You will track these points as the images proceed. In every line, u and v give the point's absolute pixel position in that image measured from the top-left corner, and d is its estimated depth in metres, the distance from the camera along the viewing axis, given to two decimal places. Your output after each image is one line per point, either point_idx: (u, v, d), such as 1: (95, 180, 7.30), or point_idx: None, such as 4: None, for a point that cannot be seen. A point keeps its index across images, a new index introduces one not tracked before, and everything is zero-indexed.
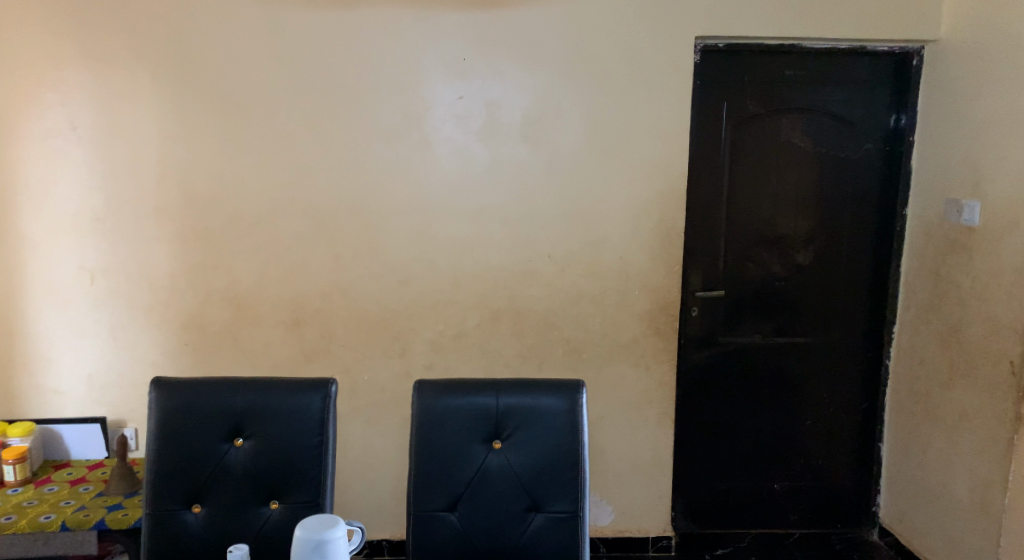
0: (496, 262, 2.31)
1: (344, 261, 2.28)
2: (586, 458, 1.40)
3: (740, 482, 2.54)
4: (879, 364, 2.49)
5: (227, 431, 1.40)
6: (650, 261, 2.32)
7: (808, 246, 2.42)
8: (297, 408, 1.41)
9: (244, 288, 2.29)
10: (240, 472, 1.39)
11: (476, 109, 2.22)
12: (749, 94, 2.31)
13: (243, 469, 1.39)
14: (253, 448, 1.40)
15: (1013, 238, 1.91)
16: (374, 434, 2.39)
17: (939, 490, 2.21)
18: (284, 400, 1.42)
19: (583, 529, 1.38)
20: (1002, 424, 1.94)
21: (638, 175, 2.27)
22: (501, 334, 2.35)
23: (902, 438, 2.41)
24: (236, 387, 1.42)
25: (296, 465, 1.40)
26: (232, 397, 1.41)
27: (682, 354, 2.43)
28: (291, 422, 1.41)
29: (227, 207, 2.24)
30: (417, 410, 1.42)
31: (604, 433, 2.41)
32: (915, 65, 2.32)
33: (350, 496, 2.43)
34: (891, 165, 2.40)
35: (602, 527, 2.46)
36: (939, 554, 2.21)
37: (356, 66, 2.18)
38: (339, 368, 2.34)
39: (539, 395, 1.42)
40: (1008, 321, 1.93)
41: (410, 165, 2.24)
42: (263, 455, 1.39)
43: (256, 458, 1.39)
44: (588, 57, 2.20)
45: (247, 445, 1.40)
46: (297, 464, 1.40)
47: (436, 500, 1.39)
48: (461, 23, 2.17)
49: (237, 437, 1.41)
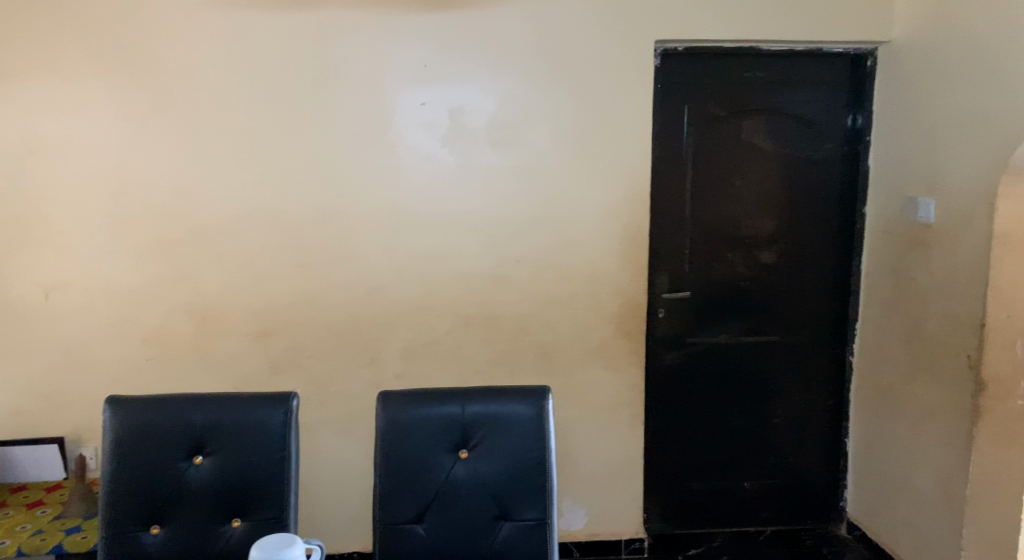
0: (464, 269, 2.29)
1: (311, 270, 2.25)
2: (554, 464, 1.42)
3: (713, 481, 2.54)
4: (844, 361, 2.52)
5: (187, 449, 1.38)
6: (619, 264, 2.32)
7: (772, 246, 2.44)
8: (259, 424, 1.39)
9: (211, 299, 2.24)
10: (200, 490, 1.36)
11: (441, 116, 2.21)
12: (711, 97, 2.32)
13: (203, 487, 1.37)
14: (214, 464, 1.38)
15: (967, 233, 1.95)
16: (344, 445, 2.35)
17: (905, 483, 2.24)
18: (245, 416, 1.40)
19: (553, 536, 1.39)
20: (963, 416, 1.97)
21: (603, 178, 2.27)
22: (472, 341, 2.33)
23: (868, 432, 2.45)
24: (195, 403, 1.40)
25: (258, 480, 1.37)
26: (192, 413, 1.39)
27: (651, 356, 2.44)
28: (252, 437, 1.39)
29: (190, 218, 2.19)
30: (383, 422, 1.42)
31: (576, 437, 2.40)
32: (870, 65, 2.36)
33: (320, 510, 2.38)
34: (850, 164, 2.43)
35: (575, 531, 2.45)
36: (906, 546, 2.24)
37: (318, 74, 2.15)
38: (308, 379, 2.30)
39: (507, 402, 1.44)
40: (966, 315, 1.96)
41: (374, 172, 2.22)
42: (224, 473, 1.37)
43: (217, 475, 1.37)
44: (551, 63, 2.19)
45: (207, 462, 1.38)
46: (259, 479, 1.38)
47: (402, 513, 1.39)
48: (424, 27, 2.15)
49: (198, 454, 1.39)
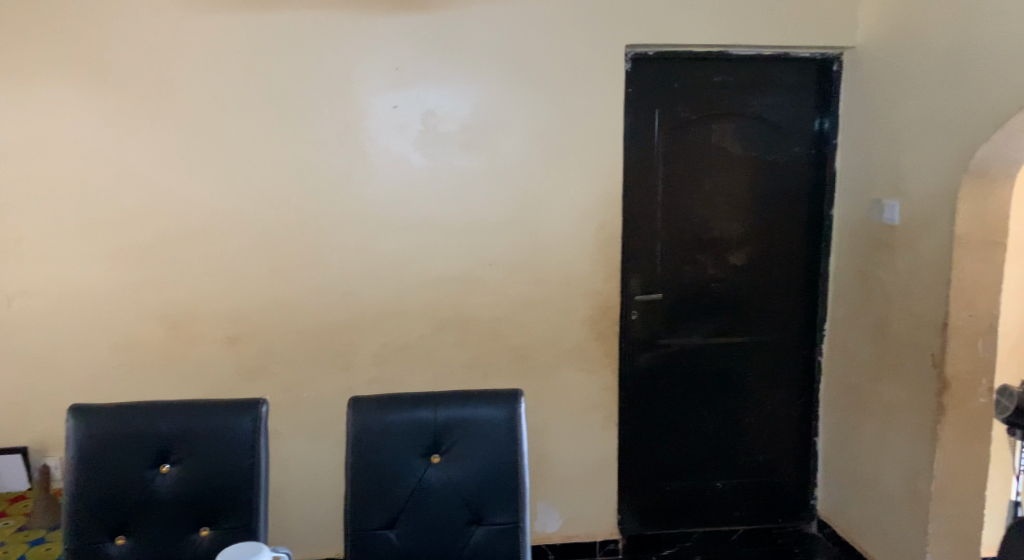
0: (437, 272, 2.28)
1: (282, 275, 2.23)
2: (526, 467, 1.45)
3: (686, 482, 2.56)
4: (813, 361, 2.56)
5: (153, 457, 1.36)
6: (592, 267, 2.33)
7: (742, 248, 2.47)
8: (227, 432, 1.38)
9: (180, 305, 2.21)
10: (167, 499, 1.35)
11: (413, 119, 2.20)
12: (681, 100, 2.35)
13: (170, 496, 1.36)
14: (181, 473, 1.37)
15: (930, 235, 1.99)
16: (317, 451, 2.33)
17: (872, 481, 2.28)
18: (212, 423, 1.39)
19: (525, 538, 1.42)
20: (927, 414, 2.01)
21: (575, 181, 2.28)
22: (446, 345, 2.32)
23: (836, 431, 2.48)
24: (161, 411, 1.38)
25: (227, 488, 1.37)
26: (158, 421, 1.37)
27: (624, 359, 2.45)
28: (220, 445, 1.38)
29: (158, 222, 2.16)
30: (354, 428, 1.43)
31: (550, 439, 2.40)
32: (836, 70, 2.40)
33: (293, 516, 2.36)
34: (818, 167, 2.47)
35: (550, 534, 2.45)
36: (873, 543, 2.28)
37: (289, 76, 2.13)
38: (280, 385, 2.28)
39: (479, 406, 1.46)
40: (930, 315, 2.00)
41: (346, 176, 2.20)
42: (191, 481, 1.36)
43: (185, 483, 1.36)
44: (523, 66, 2.20)
45: (174, 470, 1.37)
46: (228, 487, 1.37)
47: (374, 519, 1.40)
48: (395, 30, 2.15)
49: (164, 463, 1.37)
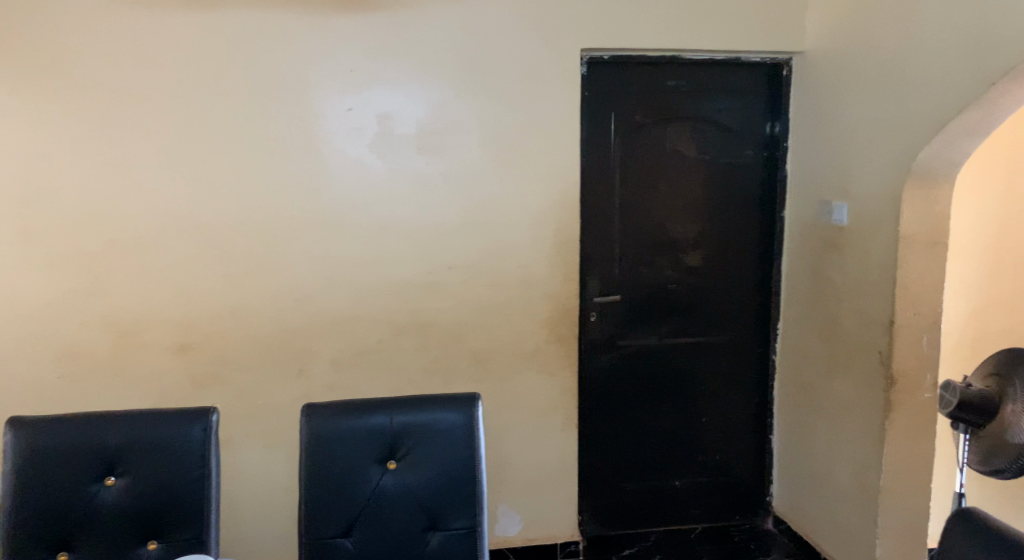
0: (395, 276, 2.26)
1: (235, 281, 2.18)
2: (483, 472, 1.44)
3: (647, 481, 2.59)
4: (768, 360, 2.61)
5: (97, 470, 1.33)
6: (551, 270, 2.34)
7: (698, 250, 2.50)
8: (176, 442, 1.35)
9: (129, 312, 2.15)
10: (113, 512, 1.32)
11: (369, 122, 2.18)
12: (636, 104, 2.38)
13: (116, 510, 1.32)
14: (127, 485, 1.33)
15: (875, 236, 2.04)
16: (273, 460, 2.29)
17: (825, 476, 2.33)
18: (161, 434, 1.36)
19: (482, 543, 1.42)
20: (876, 410, 2.06)
21: (532, 184, 2.29)
22: (404, 350, 2.30)
23: (790, 428, 2.53)
24: (106, 422, 1.35)
25: (176, 499, 1.34)
26: (104, 432, 1.34)
27: (584, 360, 2.48)
28: (170, 455, 1.35)
29: (104, 228, 2.10)
30: (307, 435, 1.41)
31: (511, 443, 2.40)
32: (786, 75, 2.45)
33: (249, 527, 2.31)
34: (770, 170, 2.52)
35: (511, 537, 2.45)
36: (826, 537, 2.33)
37: (240, 78, 2.09)
38: (234, 393, 2.23)
39: (435, 411, 1.45)
40: (877, 314, 2.05)
41: (300, 179, 2.17)
42: (139, 494, 1.33)
43: (132, 496, 1.33)
44: (478, 69, 2.20)
45: (120, 483, 1.33)
46: (177, 499, 1.34)
47: (329, 528, 1.39)
48: (349, 32, 2.13)
49: (110, 475, 1.34)
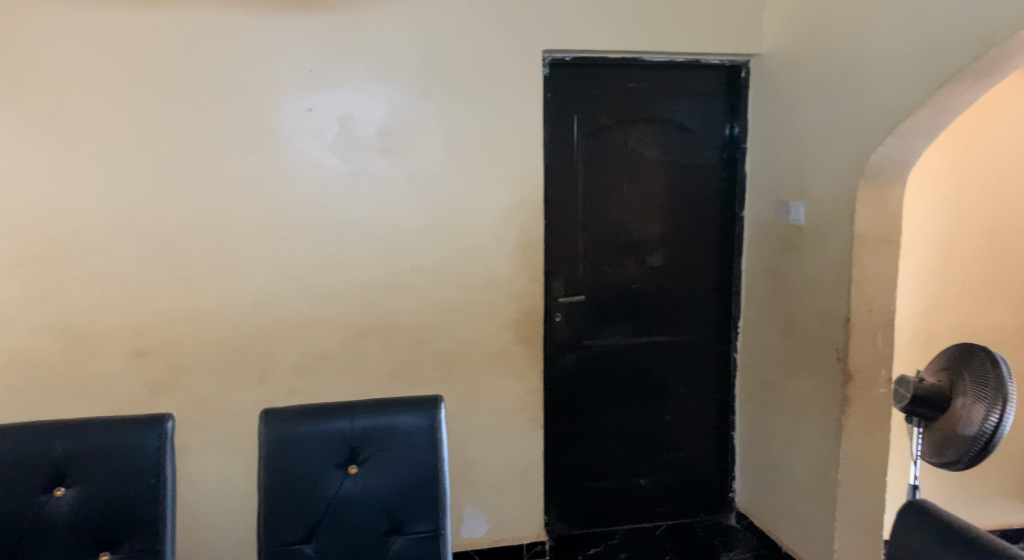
0: (357, 278, 2.24)
1: (193, 284, 2.14)
2: (447, 475, 1.44)
3: (613, 480, 2.61)
4: (729, 358, 2.65)
5: (46, 480, 1.29)
6: (515, 271, 2.34)
7: (661, 250, 2.53)
8: (129, 451, 1.32)
9: (81, 318, 2.09)
10: (63, 524, 1.28)
11: (330, 123, 2.16)
12: (597, 106, 2.40)
13: (66, 521, 1.28)
14: (77, 496, 1.29)
15: (831, 235, 2.09)
16: (233, 466, 2.25)
17: (785, 471, 2.37)
18: (113, 442, 1.32)
19: (445, 545, 1.42)
20: (833, 406, 2.11)
21: (495, 185, 2.29)
22: (368, 353, 2.28)
23: (752, 424, 2.57)
24: (56, 431, 1.31)
25: (129, 509, 1.31)
26: (53, 441, 1.30)
27: (550, 360, 2.49)
28: (123, 464, 1.31)
29: (53, 231, 2.04)
30: (266, 441, 1.38)
31: (477, 444, 2.39)
32: (744, 77, 2.49)
33: (209, 535, 2.27)
34: (730, 171, 2.56)
35: (478, 539, 2.45)
36: (787, 531, 2.37)
37: (196, 77, 2.05)
38: (193, 399, 2.19)
39: (397, 414, 1.44)
40: (833, 311, 2.09)
41: (259, 181, 2.14)
42: (90, 504, 1.29)
43: (82, 506, 1.29)
44: (440, 69, 2.19)
45: (70, 493, 1.29)
46: (130, 508, 1.31)
47: (289, 534, 1.37)
48: (309, 31, 2.10)
49: (59, 486, 1.30)
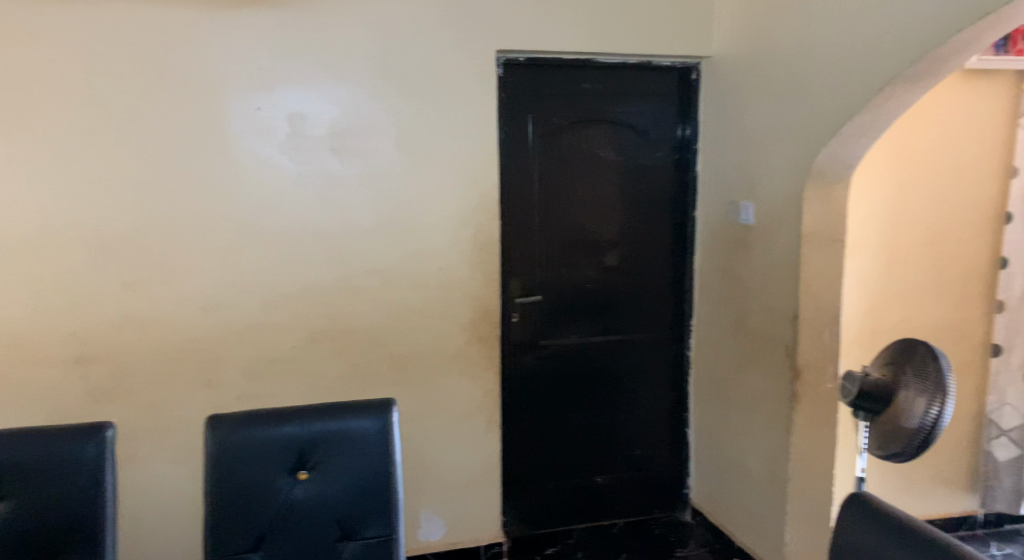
0: (309, 280, 2.21)
1: (137, 288, 2.08)
2: (399, 479, 1.42)
3: (572, 479, 2.62)
4: (683, 356, 2.68)
5: None
6: (471, 271, 2.33)
7: (616, 249, 2.55)
8: (66, 461, 1.27)
9: (17, 324, 2.01)
10: None
11: (279, 122, 2.12)
12: (551, 106, 2.40)
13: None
14: (10, 510, 1.24)
15: (779, 234, 2.13)
16: (181, 474, 2.19)
17: (737, 466, 2.41)
18: (49, 452, 1.27)
19: (398, 550, 1.40)
20: (782, 402, 2.15)
21: (449, 185, 2.27)
22: (321, 356, 2.24)
23: (705, 421, 2.62)
24: None
25: (67, 522, 1.26)
26: None
27: (509, 361, 2.48)
28: (60, 474, 1.26)
29: None
30: (212, 447, 1.35)
31: (434, 447, 2.38)
32: (695, 79, 2.53)
33: (155, 546, 2.20)
34: (682, 171, 2.59)
35: (436, 542, 2.43)
36: (739, 525, 2.42)
37: (137, 74, 1.99)
38: (138, 406, 2.12)
39: (348, 419, 1.41)
40: (782, 309, 2.14)
41: (205, 181, 2.09)
42: (24, 518, 1.24)
43: (16, 521, 1.24)
44: (392, 69, 2.17)
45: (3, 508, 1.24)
46: (68, 521, 1.26)
47: (236, 543, 1.33)
48: (256, 28, 2.06)
49: None
